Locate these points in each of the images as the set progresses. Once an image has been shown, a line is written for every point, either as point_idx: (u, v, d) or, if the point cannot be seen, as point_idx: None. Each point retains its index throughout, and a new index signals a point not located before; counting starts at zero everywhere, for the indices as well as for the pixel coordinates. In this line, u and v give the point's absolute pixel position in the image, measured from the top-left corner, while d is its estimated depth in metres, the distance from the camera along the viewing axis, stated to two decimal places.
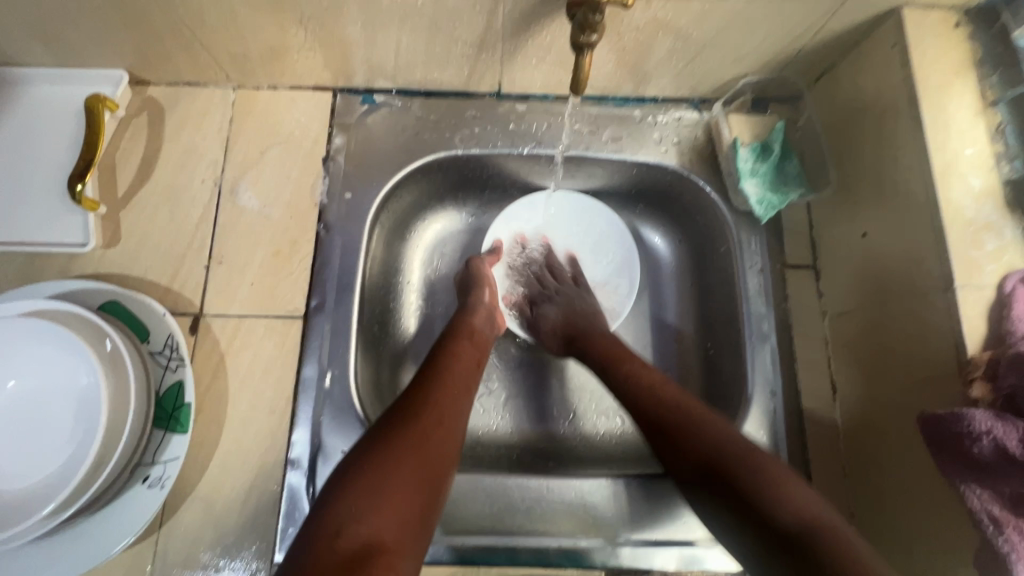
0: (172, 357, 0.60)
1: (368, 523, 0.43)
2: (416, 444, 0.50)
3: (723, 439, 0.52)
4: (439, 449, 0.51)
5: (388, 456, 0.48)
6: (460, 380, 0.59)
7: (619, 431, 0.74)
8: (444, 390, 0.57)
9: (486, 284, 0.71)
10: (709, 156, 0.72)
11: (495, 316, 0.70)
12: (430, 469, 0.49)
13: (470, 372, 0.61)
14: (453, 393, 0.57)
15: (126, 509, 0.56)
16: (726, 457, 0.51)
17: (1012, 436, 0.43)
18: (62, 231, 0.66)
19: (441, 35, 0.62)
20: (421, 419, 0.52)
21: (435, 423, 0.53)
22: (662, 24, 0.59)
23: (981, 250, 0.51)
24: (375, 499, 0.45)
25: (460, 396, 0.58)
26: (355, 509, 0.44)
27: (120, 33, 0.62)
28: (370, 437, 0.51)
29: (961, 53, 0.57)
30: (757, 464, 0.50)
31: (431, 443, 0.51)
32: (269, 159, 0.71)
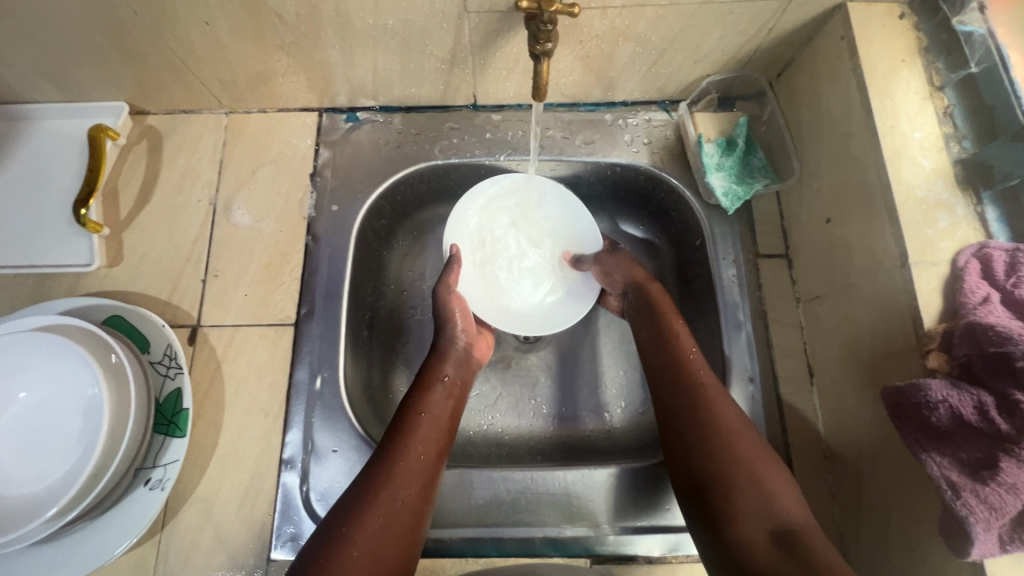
0: (171, 366, 0.63)
1: None
2: (366, 532, 0.50)
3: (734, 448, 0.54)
4: (399, 533, 0.51)
5: (347, 546, 0.49)
6: (428, 443, 0.58)
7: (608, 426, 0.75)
8: (409, 459, 0.55)
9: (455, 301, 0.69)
10: (679, 154, 0.75)
11: (468, 358, 0.68)
12: (388, 554, 0.50)
13: (438, 431, 0.59)
14: (415, 461, 0.56)
15: (128, 511, 0.59)
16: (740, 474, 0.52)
17: (967, 404, 0.45)
18: (69, 253, 0.70)
19: (414, 53, 0.66)
20: (382, 499, 0.52)
21: (399, 502, 0.53)
22: (620, 30, 0.63)
23: (934, 227, 0.53)
24: None
25: (429, 462, 0.57)
26: None
27: (118, 67, 0.67)
28: (334, 515, 0.51)
29: (907, 42, 0.59)
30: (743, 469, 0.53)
31: (389, 524, 0.51)
32: (260, 177, 0.75)
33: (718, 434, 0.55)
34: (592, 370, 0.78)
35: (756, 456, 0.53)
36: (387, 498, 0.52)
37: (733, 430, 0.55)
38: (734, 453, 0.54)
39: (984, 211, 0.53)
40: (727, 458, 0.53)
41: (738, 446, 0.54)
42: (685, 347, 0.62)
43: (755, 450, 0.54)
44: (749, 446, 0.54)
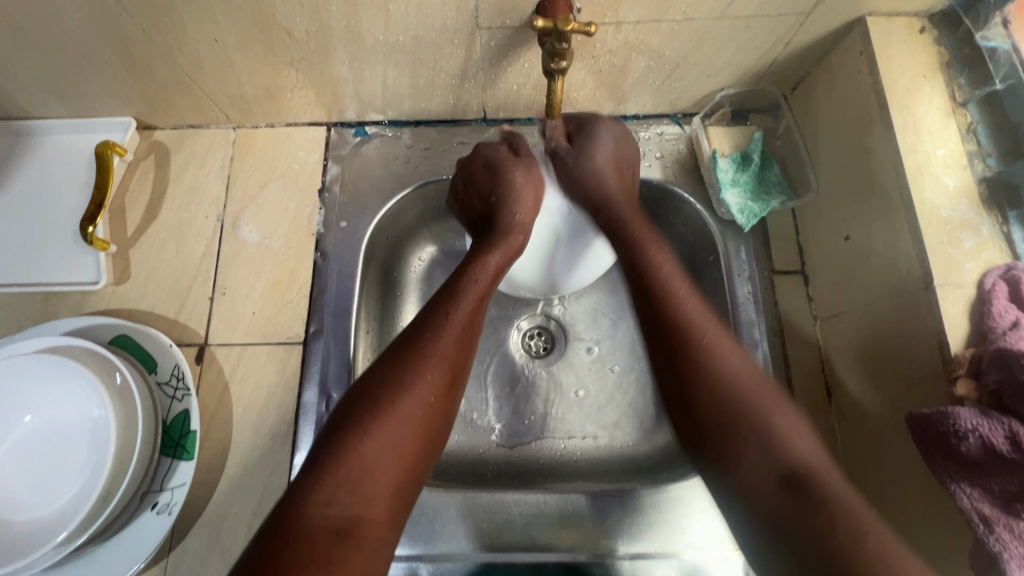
0: (178, 387, 0.63)
1: (348, 498, 0.43)
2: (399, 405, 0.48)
3: (735, 387, 0.50)
4: (434, 414, 0.50)
5: (365, 418, 0.47)
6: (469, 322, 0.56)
7: (621, 444, 0.73)
8: (448, 335, 0.53)
9: (518, 232, 0.64)
10: (693, 168, 0.74)
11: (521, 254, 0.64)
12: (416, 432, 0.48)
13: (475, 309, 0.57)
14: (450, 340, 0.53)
15: (135, 536, 0.58)
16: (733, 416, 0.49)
17: (999, 433, 0.43)
18: (75, 270, 0.69)
19: (424, 68, 0.65)
20: (419, 378, 0.50)
21: (437, 383, 0.51)
22: (634, 45, 0.62)
23: (959, 248, 0.52)
24: (365, 465, 0.45)
25: (466, 346, 0.55)
26: (345, 473, 0.44)
27: (126, 83, 0.67)
28: (361, 390, 0.49)
29: (928, 58, 0.58)
30: (727, 410, 0.49)
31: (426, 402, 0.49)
32: (268, 193, 0.75)
33: (722, 382, 0.50)
34: (605, 384, 0.76)
35: (761, 394, 0.49)
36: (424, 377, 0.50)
37: (728, 359, 0.51)
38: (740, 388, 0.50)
39: (1010, 231, 0.52)
40: (712, 394, 0.50)
41: (746, 383, 0.50)
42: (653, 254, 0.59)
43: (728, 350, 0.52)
44: (748, 375, 0.51)
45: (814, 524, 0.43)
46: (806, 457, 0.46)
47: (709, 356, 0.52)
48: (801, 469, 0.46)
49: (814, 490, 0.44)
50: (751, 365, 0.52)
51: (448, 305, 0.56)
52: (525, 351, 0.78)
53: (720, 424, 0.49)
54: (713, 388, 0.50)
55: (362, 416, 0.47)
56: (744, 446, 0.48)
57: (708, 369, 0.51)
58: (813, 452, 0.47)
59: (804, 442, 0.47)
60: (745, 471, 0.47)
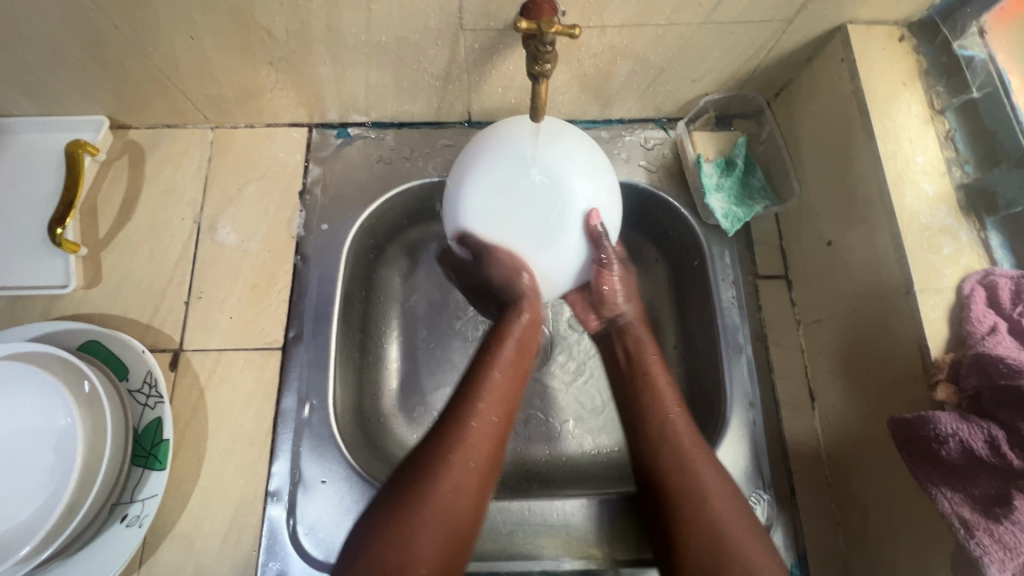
0: (151, 394, 0.60)
1: None
2: (448, 487, 0.49)
3: (707, 509, 0.52)
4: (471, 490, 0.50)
5: (394, 519, 0.47)
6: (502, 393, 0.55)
7: (608, 449, 0.73)
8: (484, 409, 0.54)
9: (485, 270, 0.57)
10: (678, 173, 0.74)
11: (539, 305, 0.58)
12: (451, 530, 0.48)
13: (514, 376, 0.57)
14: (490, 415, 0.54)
15: (104, 550, 0.56)
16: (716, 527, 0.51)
17: (978, 438, 0.44)
18: (43, 274, 0.67)
19: (407, 70, 0.65)
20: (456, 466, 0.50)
21: (471, 458, 0.51)
22: (619, 49, 0.62)
23: (938, 253, 0.52)
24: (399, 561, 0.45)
25: (501, 420, 0.54)
26: None
27: (99, 80, 0.65)
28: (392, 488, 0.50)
29: (907, 65, 0.59)
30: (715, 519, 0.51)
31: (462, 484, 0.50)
32: (247, 195, 0.73)
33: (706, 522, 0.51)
34: (591, 391, 0.76)
35: (726, 529, 0.51)
36: (456, 456, 0.50)
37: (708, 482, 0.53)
38: (721, 526, 0.51)
39: (988, 237, 0.53)
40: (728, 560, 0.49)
41: (724, 519, 0.51)
42: (649, 355, 0.62)
43: (717, 481, 0.53)
44: (717, 483, 0.53)
45: None
46: None
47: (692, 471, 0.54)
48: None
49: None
50: (732, 492, 0.53)
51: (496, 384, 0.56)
52: None
53: (705, 556, 0.50)
54: (699, 524, 0.51)
55: (398, 515, 0.47)
56: (737, 566, 0.49)
57: (698, 491, 0.53)
58: None
59: (766, 564, 0.49)
60: None
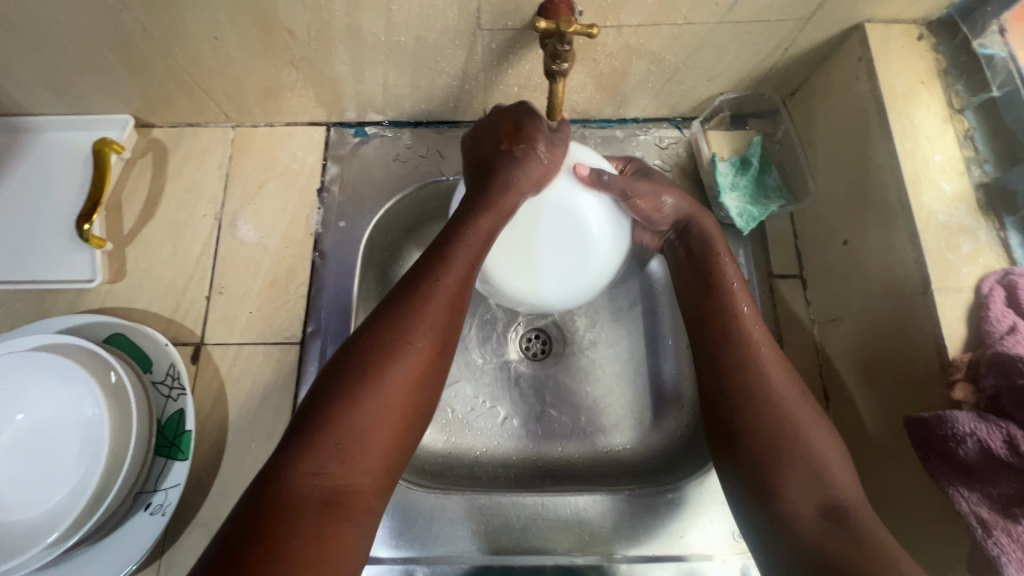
0: (174, 386, 0.62)
1: (332, 472, 0.40)
2: (397, 373, 0.44)
3: (776, 413, 0.50)
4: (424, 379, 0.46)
5: (349, 392, 0.43)
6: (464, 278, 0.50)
7: (619, 447, 0.73)
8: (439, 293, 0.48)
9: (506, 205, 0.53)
10: (692, 172, 0.74)
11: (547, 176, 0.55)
12: (404, 407, 0.44)
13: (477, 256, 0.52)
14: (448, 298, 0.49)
15: (128, 537, 0.57)
16: (784, 430, 0.49)
17: (997, 437, 0.44)
18: (70, 268, 0.69)
19: (425, 69, 0.65)
20: (413, 340, 0.46)
21: (424, 346, 0.46)
22: (635, 48, 0.62)
23: (956, 253, 0.52)
24: (355, 441, 0.41)
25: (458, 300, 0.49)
26: (323, 457, 0.40)
27: (125, 80, 0.66)
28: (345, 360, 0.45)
29: (926, 64, 0.59)
30: (772, 420, 0.50)
31: (413, 370, 0.45)
32: (266, 192, 0.74)
33: (770, 423, 0.50)
34: (603, 389, 0.76)
35: (799, 432, 0.49)
36: (413, 343, 0.46)
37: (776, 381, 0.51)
38: (791, 425, 0.49)
39: (1007, 237, 0.52)
40: (785, 456, 0.48)
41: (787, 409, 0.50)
42: (719, 254, 0.59)
43: (789, 386, 0.51)
44: (780, 379, 0.52)
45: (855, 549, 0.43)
46: (848, 494, 0.46)
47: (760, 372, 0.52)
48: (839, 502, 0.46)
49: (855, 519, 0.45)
50: (795, 387, 0.51)
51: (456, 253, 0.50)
52: (523, 354, 0.78)
53: (765, 448, 0.49)
54: (774, 432, 0.49)
55: (349, 389, 0.43)
56: (798, 461, 0.48)
57: (759, 389, 0.51)
58: (850, 486, 0.47)
59: (842, 474, 0.47)
60: (787, 499, 0.47)
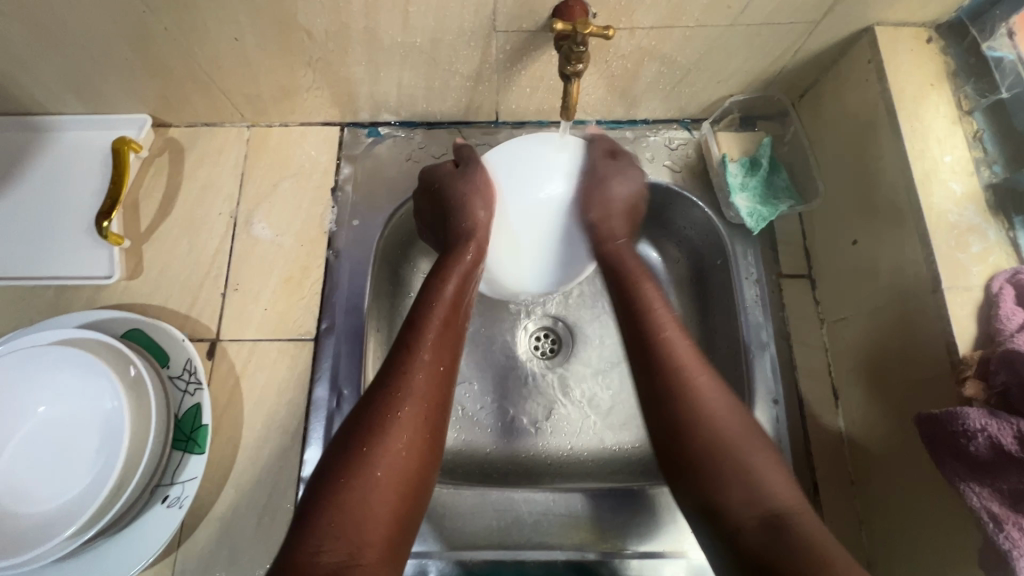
0: (190, 381, 0.63)
1: (342, 542, 0.44)
2: (396, 439, 0.49)
3: (716, 417, 0.51)
4: (420, 441, 0.51)
5: (351, 463, 0.47)
6: (444, 350, 0.57)
7: (629, 446, 0.74)
8: (426, 367, 0.54)
9: (473, 242, 0.63)
10: (701, 173, 0.75)
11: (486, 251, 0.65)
12: (404, 474, 0.49)
13: (453, 335, 0.58)
14: (435, 370, 0.55)
15: (145, 530, 0.58)
16: (722, 442, 0.50)
17: (1007, 432, 0.44)
18: (88, 264, 0.70)
19: (439, 70, 0.66)
20: (404, 408, 0.51)
21: (419, 412, 0.52)
22: (646, 50, 0.63)
23: (966, 252, 0.53)
24: (357, 508, 0.46)
25: (444, 374, 0.56)
26: (333, 523, 0.44)
27: (145, 80, 0.67)
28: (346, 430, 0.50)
29: (935, 66, 0.59)
30: (722, 444, 0.50)
31: (409, 433, 0.50)
32: (281, 191, 0.75)
33: (715, 428, 0.51)
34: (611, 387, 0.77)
35: (742, 434, 0.51)
36: (404, 410, 0.51)
37: (715, 404, 0.52)
38: (723, 441, 0.50)
39: (1016, 236, 0.53)
40: (727, 457, 0.49)
41: (729, 433, 0.51)
42: (644, 286, 0.61)
43: (709, 387, 0.53)
44: (722, 405, 0.52)
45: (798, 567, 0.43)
46: (783, 497, 0.47)
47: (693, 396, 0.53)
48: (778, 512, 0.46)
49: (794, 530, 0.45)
50: (731, 401, 0.53)
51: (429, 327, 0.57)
52: (533, 352, 0.78)
53: (703, 451, 0.50)
54: (700, 428, 0.51)
55: (348, 459, 0.48)
56: (727, 472, 0.49)
57: (694, 405, 0.52)
58: (787, 489, 0.48)
59: (773, 478, 0.48)
60: (730, 511, 0.48)
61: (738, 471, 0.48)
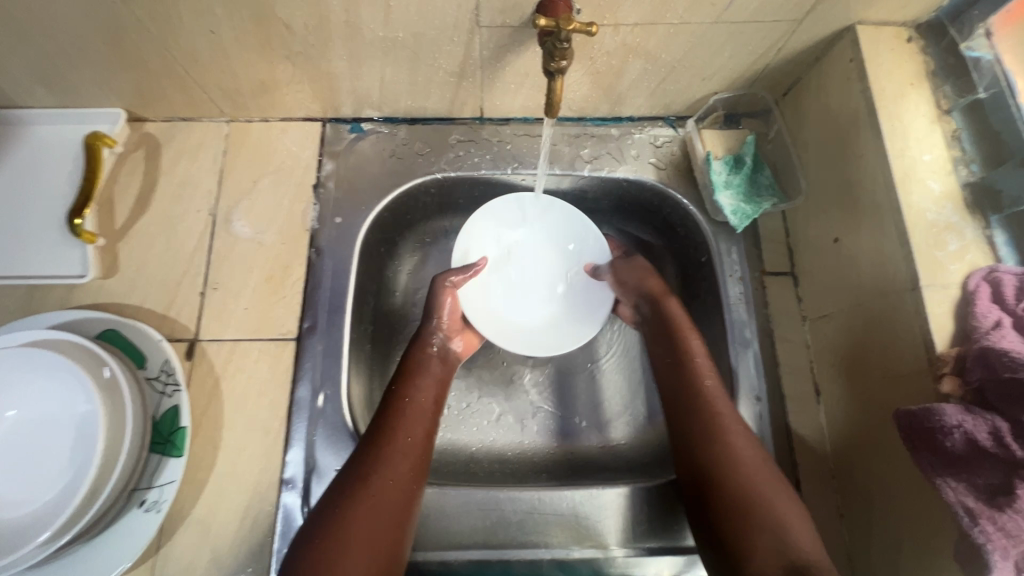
0: (168, 382, 0.62)
1: None
2: (367, 511, 0.52)
3: (739, 462, 0.55)
4: (392, 508, 0.53)
5: (333, 519, 0.51)
6: (418, 427, 0.59)
7: (618, 441, 0.74)
8: (404, 435, 0.58)
9: (439, 329, 0.69)
10: (686, 170, 0.75)
11: (450, 354, 0.70)
12: (381, 531, 0.51)
13: (428, 414, 0.61)
14: (407, 445, 0.57)
15: (123, 534, 0.57)
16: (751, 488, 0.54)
17: (982, 429, 0.45)
18: (61, 263, 0.68)
19: (422, 66, 0.66)
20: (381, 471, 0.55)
21: (398, 476, 0.55)
22: (631, 47, 0.63)
23: (944, 250, 0.53)
24: (335, 559, 0.48)
25: (423, 440, 0.59)
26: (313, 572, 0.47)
27: (118, 73, 0.66)
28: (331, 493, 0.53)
29: (915, 65, 0.60)
30: (748, 488, 0.54)
31: (379, 506, 0.52)
32: (261, 188, 0.74)
33: (746, 466, 0.55)
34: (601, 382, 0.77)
35: (766, 478, 0.54)
36: (382, 473, 0.54)
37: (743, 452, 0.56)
38: (754, 487, 0.54)
39: (993, 235, 0.54)
40: (754, 510, 0.52)
41: (753, 477, 0.54)
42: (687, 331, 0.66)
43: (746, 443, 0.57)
44: (748, 450, 0.56)
45: None
46: (807, 548, 0.50)
47: (720, 440, 0.57)
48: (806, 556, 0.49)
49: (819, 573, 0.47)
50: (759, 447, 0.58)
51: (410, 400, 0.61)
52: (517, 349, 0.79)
53: (736, 499, 0.53)
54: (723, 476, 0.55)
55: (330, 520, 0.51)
56: (761, 523, 0.51)
57: (724, 447, 0.57)
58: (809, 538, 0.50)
59: (800, 530, 0.51)
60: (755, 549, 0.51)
61: (770, 519, 0.51)
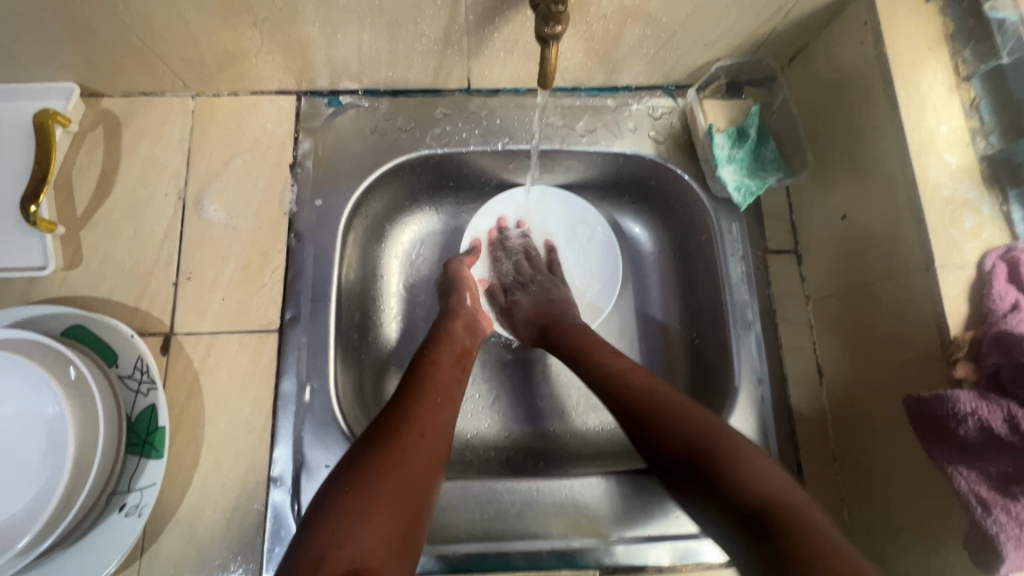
0: (143, 380, 0.58)
1: (350, 546, 0.41)
2: (403, 462, 0.47)
3: (696, 425, 0.52)
4: (423, 462, 0.48)
5: (364, 476, 0.45)
6: (445, 390, 0.56)
7: (597, 428, 0.73)
8: (429, 397, 0.54)
9: (466, 290, 0.69)
10: (686, 143, 0.71)
11: (476, 322, 0.67)
12: (410, 490, 0.46)
13: (455, 379, 0.58)
14: (437, 403, 0.54)
15: (103, 540, 0.54)
16: (704, 443, 0.50)
17: (997, 416, 0.43)
18: (19, 255, 0.63)
19: (403, 33, 0.60)
20: (405, 431, 0.50)
21: (424, 436, 0.50)
22: (630, 10, 0.58)
23: (960, 228, 0.50)
24: (359, 519, 0.42)
25: (448, 404, 0.55)
26: (336, 532, 0.42)
27: (66, 44, 0.59)
28: (352, 459, 0.48)
29: (934, 27, 0.56)
30: (720, 442, 0.50)
31: (413, 458, 0.48)
32: (234, 168, 0.69)
33: (695, 422, 0.52)
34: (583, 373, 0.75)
35: (723, 435, 0.51)
36: (407, 433, 0.49)
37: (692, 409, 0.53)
38: (714, 438, 0.50)
39: (1011, 211, 0.51)
40: (720, 464, 0.49)
41: (708, 431, 0.51)
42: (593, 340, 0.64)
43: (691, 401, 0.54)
44: (692, 407, 0.54)
45: (786, 551, 0.42)
46: (766, 492, 0.46)
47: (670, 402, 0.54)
48: (760, 504, 0.45)
49: (783, 516, 0.44)
50: (705, 408, 0.55)
51: (436, 370, 0.57)
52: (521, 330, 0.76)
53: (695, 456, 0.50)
54: (687, 439, 0.51)
55: (355, 478, 0.45)
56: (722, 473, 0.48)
57: (667, 411, 0.53)
58: (770, 483, 0.47)
59: (763, 473, 0.47)
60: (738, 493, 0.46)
61: (734, 463, 0.48)
